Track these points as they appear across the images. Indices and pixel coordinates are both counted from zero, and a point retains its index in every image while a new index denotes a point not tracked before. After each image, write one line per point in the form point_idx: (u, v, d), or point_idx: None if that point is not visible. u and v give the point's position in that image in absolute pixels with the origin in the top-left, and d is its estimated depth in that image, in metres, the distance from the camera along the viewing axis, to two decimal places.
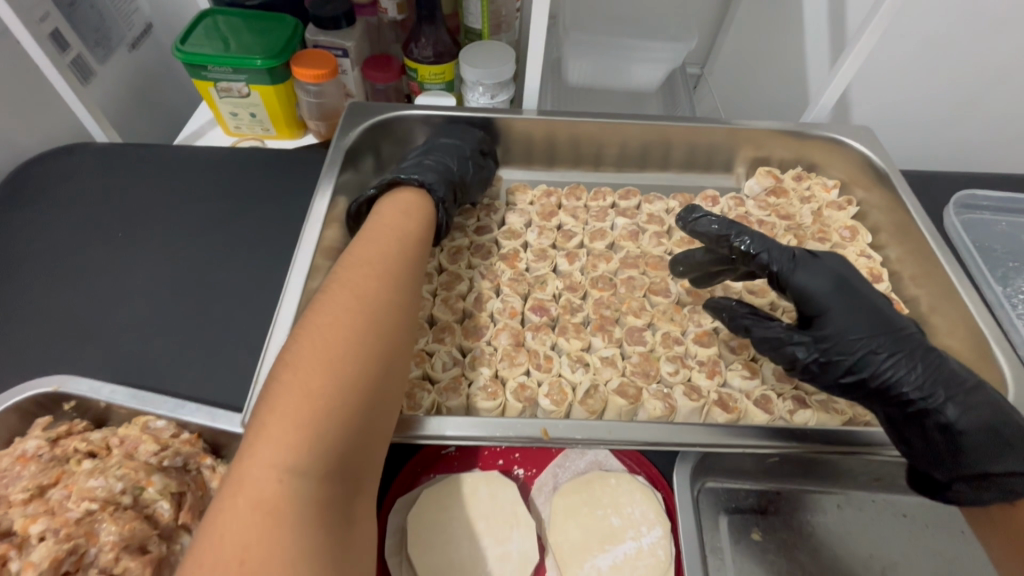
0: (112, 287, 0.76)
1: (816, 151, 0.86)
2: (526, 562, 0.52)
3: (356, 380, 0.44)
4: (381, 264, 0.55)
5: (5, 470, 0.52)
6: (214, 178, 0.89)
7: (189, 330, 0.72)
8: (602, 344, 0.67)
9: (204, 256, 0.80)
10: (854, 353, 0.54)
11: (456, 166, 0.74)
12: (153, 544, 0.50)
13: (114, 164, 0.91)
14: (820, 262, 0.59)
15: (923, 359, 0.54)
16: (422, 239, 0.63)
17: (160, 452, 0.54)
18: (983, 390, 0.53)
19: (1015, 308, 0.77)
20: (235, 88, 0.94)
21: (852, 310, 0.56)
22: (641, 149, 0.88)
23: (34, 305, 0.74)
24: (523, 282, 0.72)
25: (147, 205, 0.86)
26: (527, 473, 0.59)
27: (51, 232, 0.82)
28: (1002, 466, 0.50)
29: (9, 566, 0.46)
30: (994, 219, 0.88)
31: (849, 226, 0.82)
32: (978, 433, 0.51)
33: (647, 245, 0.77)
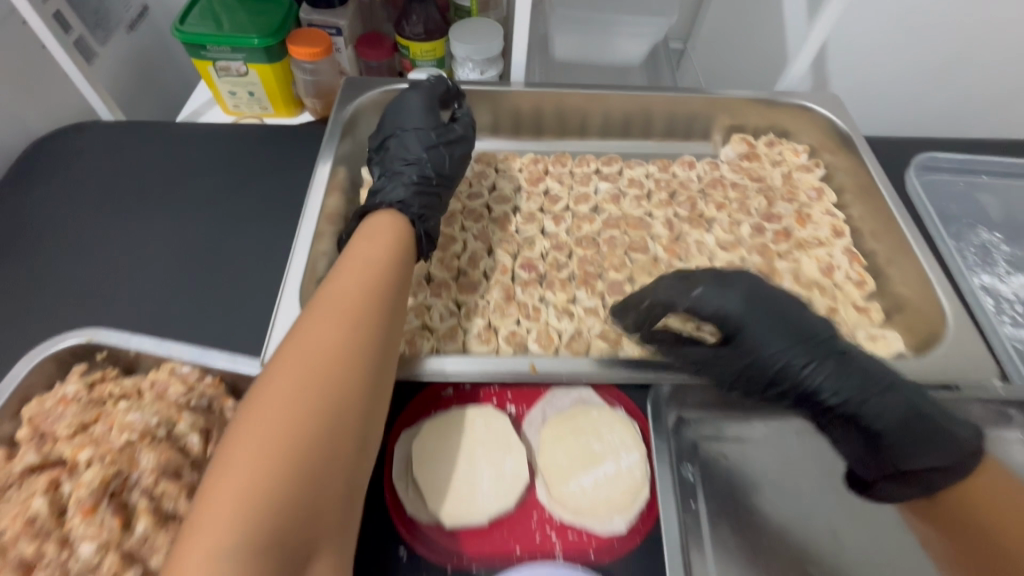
0: (128, 255, 0.81)
1: (786, 118, 0.92)
2: (519, 482, 0.59)
3: (287, 446, 0.42)
4: (345, 303, 0.53)
5: (49, 409, 0.58)
6: (219, 154, 0.94)
7: (204, 292, 0.78)
8: (586, 296, 0.73)
9: (213, 225, 0.85)
10: (778, 374, 0.59)
11: (427, 164, 0.74)
12: (186, 471, 0.56)
13: (122, 140, 0.95)
14: (735, 282, 0.61)
15: (844, 368, 0.58)
16: (396, 264, 0.61)
17: (187, 393, 0.60)
18: (897, 387, 0.57)
19: (967, 260, 0.84)
20: (234, 67, 0.99)
21: (767, 329, 0.59)
22: (624, 119, 0.94)
23: (56, 272, 0.79)
24: (513, 243, 0.78)
25: (156, 178, 0.91)
26: (518, 410, 0.64)
27: (66, 205, 0.87)
28: (921, 463, 0.56)
29: (63, 486, 0.52)
30: (952, 180, 0.94)
31: (815, 186, 0.87)
32: (905, 437, 0.56)
33: (628, 207, 0.82)
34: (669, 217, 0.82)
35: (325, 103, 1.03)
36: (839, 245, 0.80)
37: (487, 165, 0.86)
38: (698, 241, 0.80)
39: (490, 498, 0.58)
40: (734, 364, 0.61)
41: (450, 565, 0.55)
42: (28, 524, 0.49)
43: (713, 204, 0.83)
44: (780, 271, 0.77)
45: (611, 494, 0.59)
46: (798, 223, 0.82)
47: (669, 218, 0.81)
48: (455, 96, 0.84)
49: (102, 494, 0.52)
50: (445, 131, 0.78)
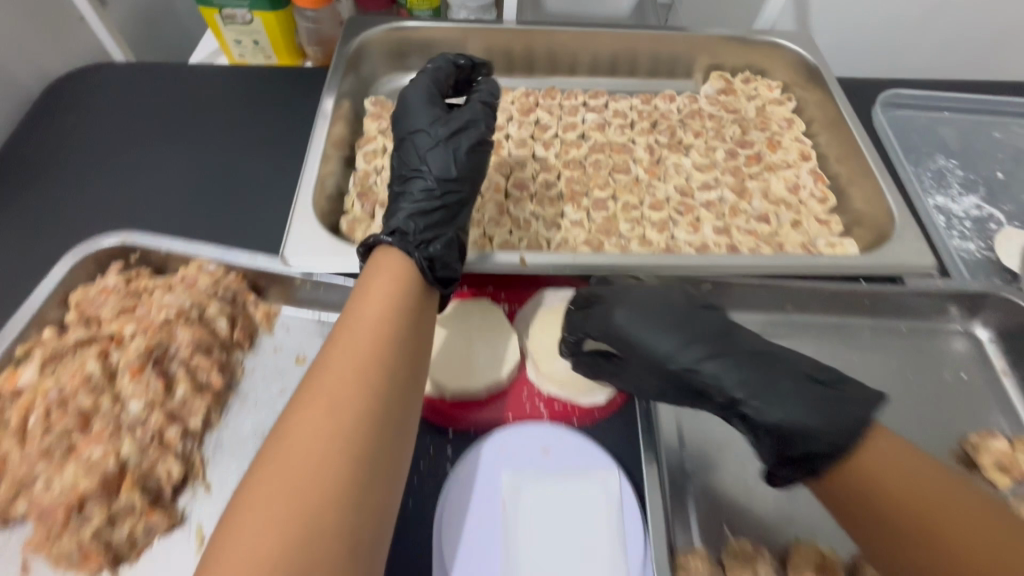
0: (143, 177, 0.86)
1: (761, 56, 0.98)
2: (510, 362, 0.66)
3: (278, 559, 0.37)
4: (355, 374, 0.47)
5: (92, 297, 0.65)
6: (224, 84, 0.98)
7: (217, 209, 0.83)
8: (572, 211, 0.80)
9: (223, 145, 0.89)
10: (666, 368, 0.56)
11: (434, 180, 0.68)
12: (217, 349, 0.65)
13: (133, 77, 0.99)
14: (623, 293, 0.61)
15: (731, 356, 0.54)
16: (416, 314, 0.56)
17: (215, 285, 0.67)
18: (789, 372, 0.53)
19: (924, 184, 0.90)
20: (239, 14, 1.01)
21: (648, 325, 0.57)
22: (610, 58, 1.00)
23: (78, 192, 0.84)
24: (505, 165, 0.84)
25: (165, 109, 0.95)
26: (510, 308, 0.72)
27: (80, 132, 0.91)
28: (823, 438, 0.48)
29: (112, 354, 0.60)
30: (915, 115, 1.00)
31: (786, 117, 0.94)
32: (794, 424, 0.50)
33: (612, 135, 0.89)
34: (650, 143, 0.88)
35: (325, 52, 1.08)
36: (804, 167, 0.87)
37: None
38: (677, 164, 0.86)
39: (485, 372, 0.65)
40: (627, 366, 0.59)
41: (450, 428, 0.63)
42: (85, 381, 0.57)
43: (690, 132, 0.90)
44: (751, 190, 0.84)
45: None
46: (768, 148, 0.89)
47: (650, 144, 0.88)
48: (485, 94, 0.78)
49: (147, 358, 0.60)
50: (457, 132, 0.71)
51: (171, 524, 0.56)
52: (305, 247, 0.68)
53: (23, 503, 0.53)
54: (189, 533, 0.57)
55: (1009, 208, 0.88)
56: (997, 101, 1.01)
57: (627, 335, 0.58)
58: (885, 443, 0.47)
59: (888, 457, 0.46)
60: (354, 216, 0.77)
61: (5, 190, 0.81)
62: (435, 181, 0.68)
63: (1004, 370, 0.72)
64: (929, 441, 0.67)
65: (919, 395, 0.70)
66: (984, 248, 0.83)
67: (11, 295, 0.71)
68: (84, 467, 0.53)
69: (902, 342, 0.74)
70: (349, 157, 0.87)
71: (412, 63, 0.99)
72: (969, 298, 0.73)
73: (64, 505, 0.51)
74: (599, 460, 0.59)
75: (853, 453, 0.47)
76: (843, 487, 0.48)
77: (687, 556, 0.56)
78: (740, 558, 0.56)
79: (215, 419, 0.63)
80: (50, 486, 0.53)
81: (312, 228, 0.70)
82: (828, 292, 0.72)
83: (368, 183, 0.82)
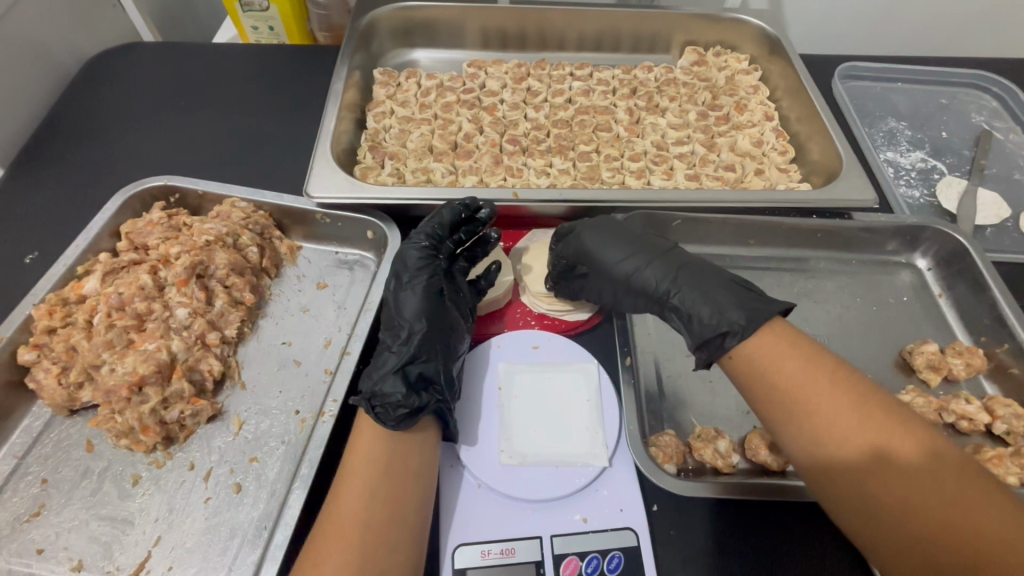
0: (170, 134, 0.94)
1: (729, 32, 1.09)
2: (503, 285, 0.75)
3: None
4: (360, 506, 0.51)
5: (139, 227, 0.75)
6: (244, 55, 1.08)
7: (239, 161, 0.91)
8: (560, 162, 0.90)
9: (246, 107, 0.99)
10: (616, 274, 0.67)
11: (397, 329, 0.65)
12: (248, 272, 0.74)
13: (158, 48, 1.08)
14: (596, 219, 0.72)
15: (669, 262, 0.66)
16: (387, 475, 0.53)
17: (246, 219, 0.77)
18: (717, 275, 0.63)
19: (875, 142, 1.00)
20: (257, 2, 1.07)
21: (606, 242, 0.69)
22: (596, 36, 1.11)
23: (113, 147, 0.92)
24: (500, 124, 0.94)
25: (190, 77, 1.03)
26: (505, 246, 0.81)
27: (113, 97, 0.99)
28: (726, 315, 0.59)
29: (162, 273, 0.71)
30: (872, 84, 1.10)
31: (753, 85, 1.05)
32: (712, 311, 0.60)
33: (596, 100, 1.00)
34: (630, 106, 0.99)
35: (336, 37, 1.15)
36: (766, 126, 0.97)
37: (478, 68, 1.02)
38: (653, 124, 0.97)
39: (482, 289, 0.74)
40: (585, 279, 0.70)
41: None
42: (140, 289, 0.68)
43: (666, 96, 1.00)
44: (720, 145, 0.94)
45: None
46: (736, 110, 0.99)
47: (630, 107, 0.99)
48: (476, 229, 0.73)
49: (191, 274, 0.70)
50: (402, 268, 0.68)
51: (213, 413, 0.65)
52: (325, 184, 0.76)
53: (88, 390, 0.64)
54: (228, 423, 0.65)
55: (951, 161, 0.99)
56: (946, 70, 1.11)
57: (591, 249, 0.69)
58: (790, 338, 0.57)
59: (809, 372, 0.54)
60: (366, 165, 0.87)
61: (54, 146, 0.91)
62: (399, 332, 0.64)
63: (940, 293, 0.82)
64: (874, 353, 0.76)
65: (865, 314, 0.80)
66: (927, 194, 0.93)
67: (64, 230, 0.81)
68: (141, 357, 0.64)
69: (851, 272, 0.84)
70: (360, 119, 0.97)
71: (417, 40, 1.10)
72: (908, 231, 0.83)
73: (126, 386, 0.61)
74: (580, 355, 0.70)
75: (753, 335, 0.58)
76: (742, 365, 0.58)
77: (658, 435, 0.64)
78: (703, 437, 0.64)
79: (247, 331, 0.72)
80: (114, 370, 0.63)
81: (330, 169, 0.78)
82: (785, 226, 0.82)
83: (378, 139, 0.92)
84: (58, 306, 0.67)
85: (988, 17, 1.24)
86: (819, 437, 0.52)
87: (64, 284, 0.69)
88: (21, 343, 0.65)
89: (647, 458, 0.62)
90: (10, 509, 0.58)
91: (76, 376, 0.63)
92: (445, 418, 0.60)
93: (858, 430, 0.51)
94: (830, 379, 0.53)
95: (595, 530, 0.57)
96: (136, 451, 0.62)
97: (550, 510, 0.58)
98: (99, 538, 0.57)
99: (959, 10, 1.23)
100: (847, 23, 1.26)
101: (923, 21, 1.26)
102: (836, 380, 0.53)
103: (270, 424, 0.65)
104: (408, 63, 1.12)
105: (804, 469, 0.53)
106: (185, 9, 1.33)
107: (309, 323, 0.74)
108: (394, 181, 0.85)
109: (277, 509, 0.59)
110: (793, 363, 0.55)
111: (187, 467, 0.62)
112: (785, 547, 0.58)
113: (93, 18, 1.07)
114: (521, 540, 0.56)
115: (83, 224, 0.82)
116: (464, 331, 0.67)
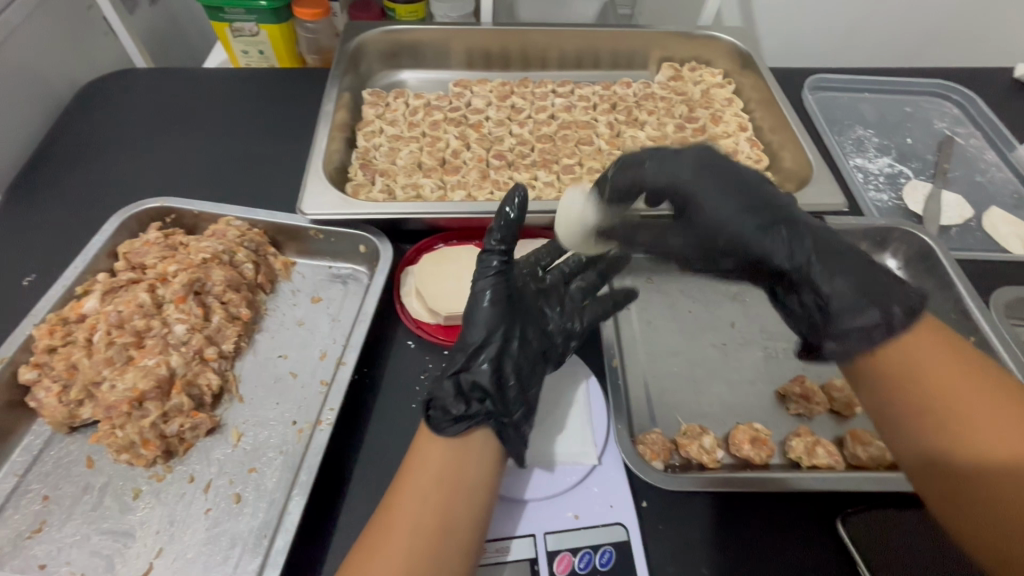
0: (163, 157, 0.97)
1: (704, 48, 1.14)
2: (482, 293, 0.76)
3: None
4: (419, 505, 0.52)
5: (136, 248, 0.77)
6: (235, 79, 1.11)
7: (232, 181, 0.93)
8: (545, 175, 0.94)
9: (239, 129, 1.02)
10: (727, 229, 0.62)
11: (468, 337, 0.63)
12: (245, 288, 0.76)
13: (149, 74, 1.11)
14: (693, 151, 0.65)
15: (795, 228, 0.61)
16: (442, 480, 0.53)
17: (242, 236, 0.79)
18: (848, 256, 0.61)
19: (844, 149, 1.05)
20: (247, 27, 1.11)
21: (717, 189, 0.62)
22: (576, 55, 1.15)
23: (107, 171, 0.94)
24: (486, 140, 0.98)
25: (182, 101, 1.06)
26: None
27: (104, 122, 1.01)
28: (885, 308, 0.56)
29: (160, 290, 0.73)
30: (840, 94, 1.16)
31: (727, 97, 1.10)
32: (859, 292, 0.58)
33: (578, 115, 1.04)
34: (610, 120, 1.03)
35: (325, 59, 1.18)
36: (740, 136, 1.02)
37: (464, 88, 1.07)
38: (634, 137, 1.01)
39: None
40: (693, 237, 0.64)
41: (445, 346, 0.74)
42: (138, 307, 0.70)
43: (644, 110, 1.05)
44: None
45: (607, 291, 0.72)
46: (711, 122, 1.04)
47: (610, 121, 1.03)
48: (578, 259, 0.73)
49: (189, 291, 0.72)
50: (478, 277, 0.65)
51: (212, 426, 0.66)
52: (319, 202, 0.78)
53: (88, 407, 0.65)
54: (227, 435, 0.67)
55: (917, 166, 1.04)
56: (910, 80, 1.17)
57: (702, 202, 0.63)
58: (941, 340, 0.55)
59: (948, 367, 0.53)
60: (357, 182, 0.89)
61: (48, 171, 0.93)
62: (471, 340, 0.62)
63: None
64: None
65: None
66: (895, 198, 0.98)
67: (60, 253, 0.83)
68: (141, 372, 0.65)
69: None
70: (350, 138, 1.00)
71: (404, 62, 1.14)
72: (876, 233, 0.87)
73: (126, 401, 0.63)
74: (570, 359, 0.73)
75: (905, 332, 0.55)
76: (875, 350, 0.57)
77: (646, 433, 0.66)
78: (689, 434, 0.66)
79: (244, 345, 0.74)
80: (115, 387, 0.65)
81: (322, 186, 0.81)
82: None
83: (369, 157, 0.95)
84: (58, 325, 0.68)
85: (947, 31, 1.31)
86: (952, 440, 0.50)
87: (63, 305, 0.71)
88: (21, 363, 0.66)
89: (637, 456, 0.63)
90: (11, 527, 0.59)
91: (77, 394, 0.64)
92: (505, 434, 0.58)
93: (1006, 439, 0.49)
94: (974, 385, 0.52)
95: (587, 525, 0.59)
96: (136, 465, 0.63)
97: (543, 508, 0.60)
98: (101, 551, 0.58)
99: (919, 23, 1.30)
100: (811, 39, 1.34)
101: (885, 34, 1.33)
102: (985, 389, 0.52)
103: (268, 434, 0.67)
104: (396, 84, 1.16)
105: (933, 469, 0.51)
106: (175, 36, 1.37)
107: (305, 336, 0.76)
108: (385, 197, 0.88)
109: (277, 518, 0.60)
110: (943, 355, 0.54)
111: (187, 479, 0.63)
112: (769, 533, 0.61)
113: (88, 48, 1.10)
114: (516, 539, 0.58)
115: (80, 246, 0.84)
116: (532, 349, 0.64)
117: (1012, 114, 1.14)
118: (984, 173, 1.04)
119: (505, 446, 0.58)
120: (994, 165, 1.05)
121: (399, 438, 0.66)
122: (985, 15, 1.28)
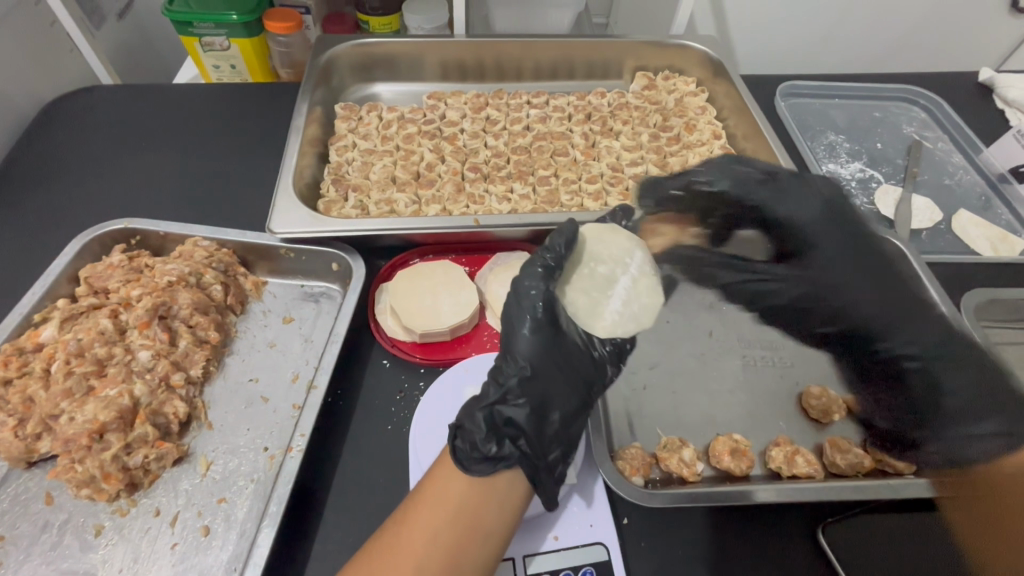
0: (128, 177, 0.94)
1: (676, 58, 1.15)
2: (454, 309, 0.75)
3: None
4: (427, 544, 0.50)
5: (98, 271, 0.74)
6: (204, 94, 1.09)
7: (201, 200, 0.91)
8: (521, 187, 0.93)
9: (208, 146, 1.00)
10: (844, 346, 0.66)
11: (506, 368, 0.59)
12: (213, 311, 0.74)
13: (114, 92, 1.08)
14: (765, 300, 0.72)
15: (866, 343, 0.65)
16: (457, 521, 0.51)
17: (210, 257, 0.77)
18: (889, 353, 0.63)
19: (817, 155, 1.06)
20: (217, 42, 1.09)
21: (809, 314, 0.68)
22: (551, 66, 1.15)
23: (69, 192, 0.91)
24: (461, 153, 0.97)
25: (149, 119, 1.04)
26: (470, 271, 0.83)
27: (66, 142, 0.98)
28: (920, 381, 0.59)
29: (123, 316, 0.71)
30: (810, 101, 1.17)
31: (701, 106, 1.10)
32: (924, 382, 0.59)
33: (553, 126, 1.04)
34: (585, 131, 1.03)
35: (298, 72, 1.16)
36: (714, 145, 1.03)
37: (438, 100, 1.06)
38: (609, 147, 1.01)
39: (449, 315, 0.74)
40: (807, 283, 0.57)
41: (422, 364, 0.73)
42: (100, 334, 0.68)
43: (619, 120, 1.05)
44: (671, 164, 0.99)
45: (642, 303, 0.67)
46: (686, 130, 1.05)
47: (585, 131, 1.03)
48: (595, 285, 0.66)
49: (153, 316, 0.70)
50: (516, 303, 0.62)
51: (180, 455, 0.64)
52: (289, 220, 0.77)
53: (46, 440, 0.62)
54: (195, 464, 0.64)
55: (887, 170, 1.05)
56: (879, 85, 1.19)
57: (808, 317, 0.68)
58: None
59: None
60: (330, 199, 0.88)
61: (7, 194, 0.90)
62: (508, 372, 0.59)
63: None
64: None
65: None
66: (868, 202, 0.99)
67: (17, 280, 0.79)
68: (102, 404, 0.63)
69: None
70: (323, 153, 0.99)
71: (377, 74, 1.13)
72: None
73: (86, 434, 0.60)
74: None
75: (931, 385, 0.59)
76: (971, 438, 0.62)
77: (625, 448, 0.65)
78: (668, 447, 0.66)
79: (213, 370, 0.72)
80: (73, 419, 0.62)
81: (292, 203, 0.79)
82: None
83: (342, 172, 0.94)
84: (14, 356, 0.66)
85: (913, 37, 1.34)
86: None
87: (20, 333, 0.69)
88: None
89: (615, 473, 0.61)
90: None
91: (34, 427, 0.62)
92: (537, 478, 0.55)
93: None
94: None
95: (567, 546, 0.58)
96: (98, 501, 0.61)
97: (521, 530, 0.59)
98: None
99: (885, 31, 1.33)
100: (782, 45, 1.36)
101: (855, 40, 1.35)
102: None
103: (238, 462, 0.65)
104: (369, 97, 1.15)
105: None
106: (144, 53, 1.34)
107: (277, 358, 0.74)
108: (358, 213, 0.87)
109: (247, 550, 0.58)
110: None
111: (153, 513, 0.61)
112: (751, 547, 0.60)
113: (51, 68, 1.07)
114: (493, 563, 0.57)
115: (39, 272, 0.80)
116: (576, 387, 0.60)
117: (977, 117, 1.16)
118: (952, 175, 1.06)
119: (535, 489, 0.55)
120: (962, 169, 1.07)
121: (374, 462, 0.65)
122: (950, 20, 1.30)
